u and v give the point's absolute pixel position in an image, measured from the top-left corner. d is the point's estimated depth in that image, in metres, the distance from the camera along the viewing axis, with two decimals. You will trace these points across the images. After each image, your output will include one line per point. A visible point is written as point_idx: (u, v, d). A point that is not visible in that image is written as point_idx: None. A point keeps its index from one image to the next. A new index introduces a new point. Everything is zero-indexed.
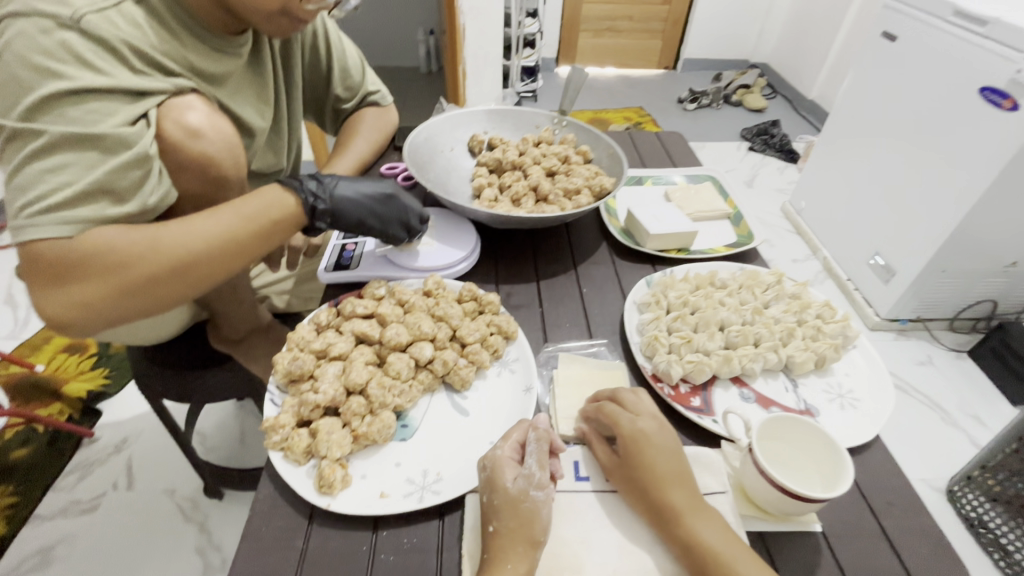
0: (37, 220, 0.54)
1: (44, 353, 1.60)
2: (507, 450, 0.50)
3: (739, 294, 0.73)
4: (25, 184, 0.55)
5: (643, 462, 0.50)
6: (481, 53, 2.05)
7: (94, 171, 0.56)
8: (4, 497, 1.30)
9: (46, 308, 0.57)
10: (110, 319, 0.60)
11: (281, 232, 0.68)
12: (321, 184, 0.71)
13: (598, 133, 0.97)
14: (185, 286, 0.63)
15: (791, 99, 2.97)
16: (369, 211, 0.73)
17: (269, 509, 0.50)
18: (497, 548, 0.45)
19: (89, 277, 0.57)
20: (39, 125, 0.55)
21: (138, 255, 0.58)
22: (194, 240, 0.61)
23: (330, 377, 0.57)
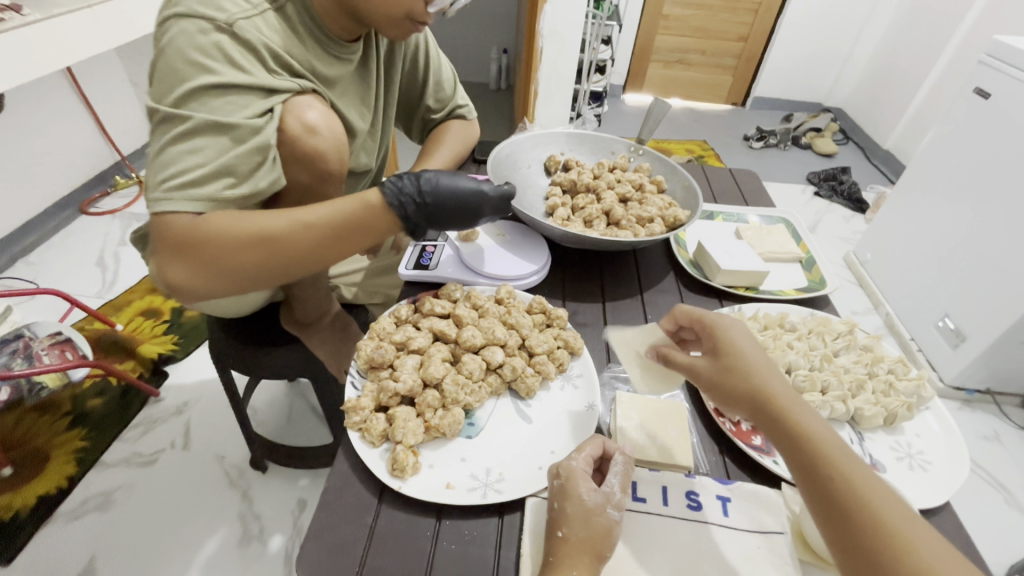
0: (171, 194, 0.61)
1: (125, 313, 1.75)
2: (580, 465, 0.52)
3: (809, 339, 0.72)
4: (165, 162, 0.62)
5: (727, 346, 0.53)
6: (555, 75, 2.11)
7: (222, 155, 0.62)
8: (78, 441, 1.42)
9: (170, 274, 0.64)
10: (219, 291, 0.67)
11: (375, 234, 0.70)
12: (417, 195, 0.71)
13: (674, 164, 0.99)
14: (289, 270, 0.67)
15: (864, 147, 2.89)
16: (461, 214, 0.75)
17: (342, 485, 0.54)
18: (564, 553, 0.46)
19: (204, 256, 0.62)
20: (186, 112, 0.62)
21: (244, 241, 0.63)
22: (301, 231, 0.65)
23: (409, 368, 0.61)
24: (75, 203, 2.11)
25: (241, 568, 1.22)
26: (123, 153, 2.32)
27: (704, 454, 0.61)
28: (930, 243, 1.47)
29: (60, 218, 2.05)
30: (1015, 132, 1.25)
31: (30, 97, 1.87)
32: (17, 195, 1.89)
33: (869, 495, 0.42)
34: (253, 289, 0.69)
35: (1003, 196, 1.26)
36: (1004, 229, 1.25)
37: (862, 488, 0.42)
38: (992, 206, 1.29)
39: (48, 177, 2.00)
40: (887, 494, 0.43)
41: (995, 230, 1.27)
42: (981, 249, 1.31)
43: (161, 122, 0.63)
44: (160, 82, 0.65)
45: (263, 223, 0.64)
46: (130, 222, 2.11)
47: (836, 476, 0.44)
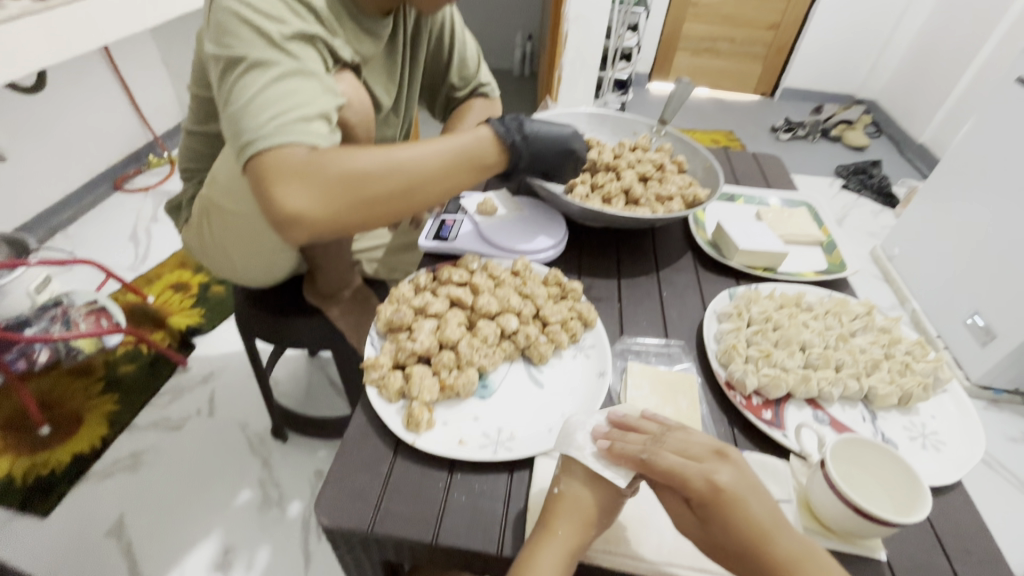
0: (288, 127, 0.60)
1: (156, 286, 1.82)
2: (588, 440, 0.51)
3: (825, 319, 0.72)
4: (265, 101, 0.60)
5: (738, 511, 0.45)
6: (579, 61, 2.10)
7: (320, 99, 0.64)
8: (110, 404, 1.49)
9: (286, 207, 0.61)
10: (335, 226, 0.64)
11: (483, 173, 0.73)
12: (524, 132, 0.75)
13: (696, 145, 0.98)
14: (400, 205, 0.67)
15: (897, 140, 2.80)
16: (555, 161, 0.78)
17: (360, 437, 0.56)
18: (558, 508, 0.48)
19: (326, 180, 0.61)
20: (275, 57, 0.62)
21: (373, 170, 0.64)
22: (417, 165, 0.67)
23: (427, 330, 0.63)
24: (110, 180, 2.19)
25: (261, 531, 1.27)
26: (156, 133, 2.39)
27: (712, 426, 0.61)
28: (961, 238, 1.43)
29: (96, 194, 2.13)
30: None
31: (70, 76, 1.94)
32: (57, 170, 1.97)
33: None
34: (359, 230, 0.67)
35: None
36: None
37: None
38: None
39: (86, 154, 2.08)
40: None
41: None
42: (1014, 243, 1.27)
43: (243, 68, 0.61)
44: (226, 31, 0.63)
45: (382, 155, 0.65)
46: (162, 199, 2.18)
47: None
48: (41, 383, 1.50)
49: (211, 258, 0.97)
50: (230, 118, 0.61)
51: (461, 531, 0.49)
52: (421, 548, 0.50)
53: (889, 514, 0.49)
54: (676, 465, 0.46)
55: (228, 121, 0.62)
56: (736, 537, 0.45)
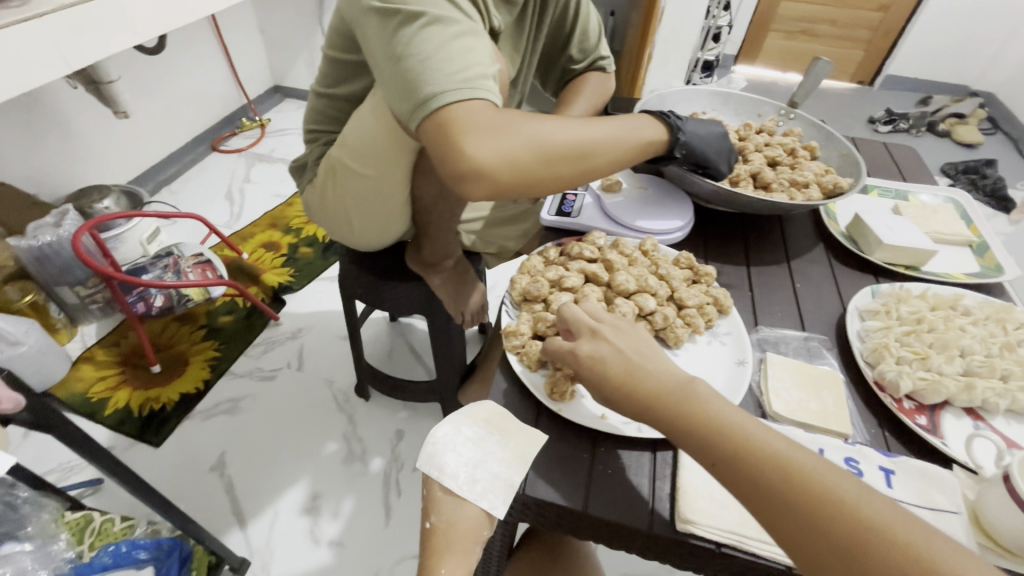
0: (475, 83, 0.60)
1: (250, 244, 1.94)
2: (461, 466, 0.51)
3: (986, 325, 0.66)
4: (445, 57, 0.60)
5: (598, 366, 0.50)
6: (672, 39, 2.01)
7: (488, 58, 0.65)
8: (212, 351, 1.61)
9: (476, 158, 0.60)
10: (515, 183, 0.63)
11: (649, 152, 0.72)
12: (687, 119, 0.75)
13: (831, 131, 0.92)
14: (571, 170, 0.65)
15: (1017, 138, 2.53)
16: (718, 151, 0.77)
17: (503, 401, 0.58)
18: (437, 544, 0.50)
19: (510, 135, 0.61)
20: (451, 14, 0.63)
21: (554, 131, 0.63)
22: (588, 130, 0.66)
23: (565, 304, 0.63)
24: (208, 141, 2.32)
25: (346, 483, 1.34)
26: (249, 98, 2.50)
27: (862, 426, 0.59)
28: None
29: (196, 153, 2.26)
30: None
31: (180, 40, 2.05)
32: (165, 130, 2.10)
33: (805, 472, 0.41)
34: (528, 193, 0.65)
35: None
36: None
37: (808, 473, 0.41)
38: None
39: (190, 115, 2.21)
40: (874, 493, 0.40)
41: None
42: None
43: (421, 24, 0.61)
44: None
45: (556, 120, 0.65)
46: (254, 161, 2.29)
47: (779, 474, 0.41)
48: (153, 326, 1.64)
49: (331, 218, 1.01)
50: (406, 72, 0.61)
51: (603, 505, 0.49)
52: (564, 515, 0.50)
53: None
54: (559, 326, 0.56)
55: (405, 75, 0.61)
56: (611, 395, 0.49)
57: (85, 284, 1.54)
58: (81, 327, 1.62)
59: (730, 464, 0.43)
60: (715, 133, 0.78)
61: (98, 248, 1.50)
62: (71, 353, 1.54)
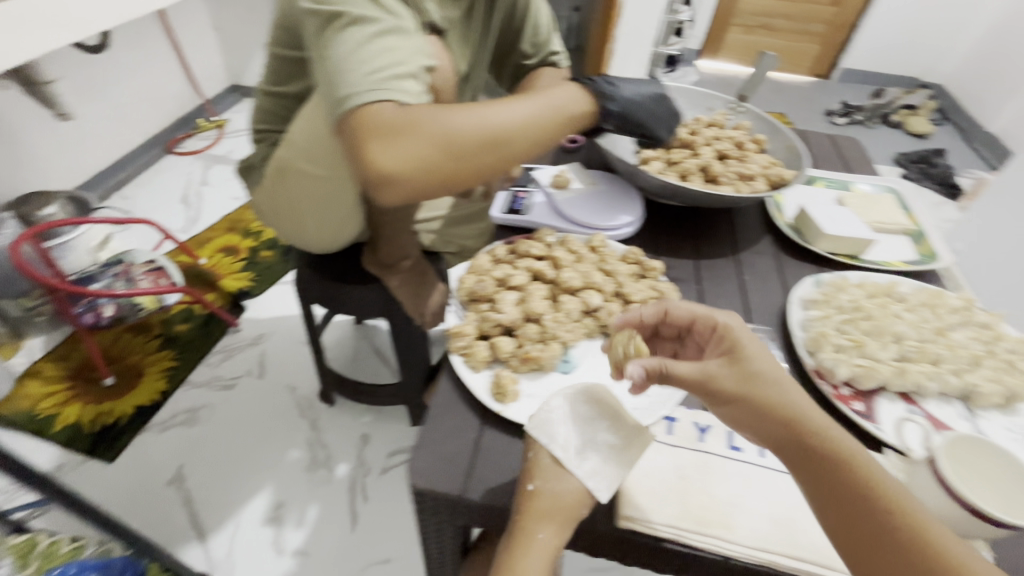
0: (388, 83, 0.58)
1: (207, 249, 1.87)
2: (571, 437, 0.50)
3: (920, 311, 0.68)
4: (362, 57, 0.59)
5: (747, 352, 0.47)
6: (633, 34, 2.02)
7: (414, 58, 0.62)
8: (169, 361, 1.55)
9: (389, 163, 0.59)
10: (434, 181, 0.63)
11: (568, 129, 0.72)
12: (619, 86, 0.75)
13: (777, 124, 0.94)
14: (491, 161, 0.65)
15: (964, 128, 2.64)
16: (656, 117, 0.77)
17: (447, 404, 0.57)
18: (536, 508, 0.46)
19: (422, 135, 0.60)
20: (374, 13, 0.60)
21: (467, 123, 0.62)
22: (506, 117, 0.65)
23: (511, 302, 0.62)
24: (162, 143, 2.23)
25: (310, 491, 1.31)
26: (205, 97, 2.42)
27: None
28: None
29: (150, 156, 2.18)
30: None
31: (127, 38, 1.96)
32: (114, 132, 2.02)
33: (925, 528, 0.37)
34: (451, 187, 0.65)
35: None
36: None
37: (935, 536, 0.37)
38: None
39: (141, 116, 2.12)
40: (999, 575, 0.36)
41: None
42: None
43: (340, 24, 0.60)
44: None
45: (471, 109, 0.63)
46: (212, 162, 2.22)
47: (928, 548, 0.37)
48: (105, 338, 1.57)
49: (282, 221, 0.98)
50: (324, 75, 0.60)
51: None
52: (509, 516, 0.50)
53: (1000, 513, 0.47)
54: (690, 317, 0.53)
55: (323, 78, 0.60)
56: (745, 378, 0.45)
57: (28, 296, 1.50)
58: (27, 338, 1.53)
59: (865, 505, 0.39)
60: (652, 95, 0.78)
61: (40, 257, 1.42)
62: (15, 368, 1.46)
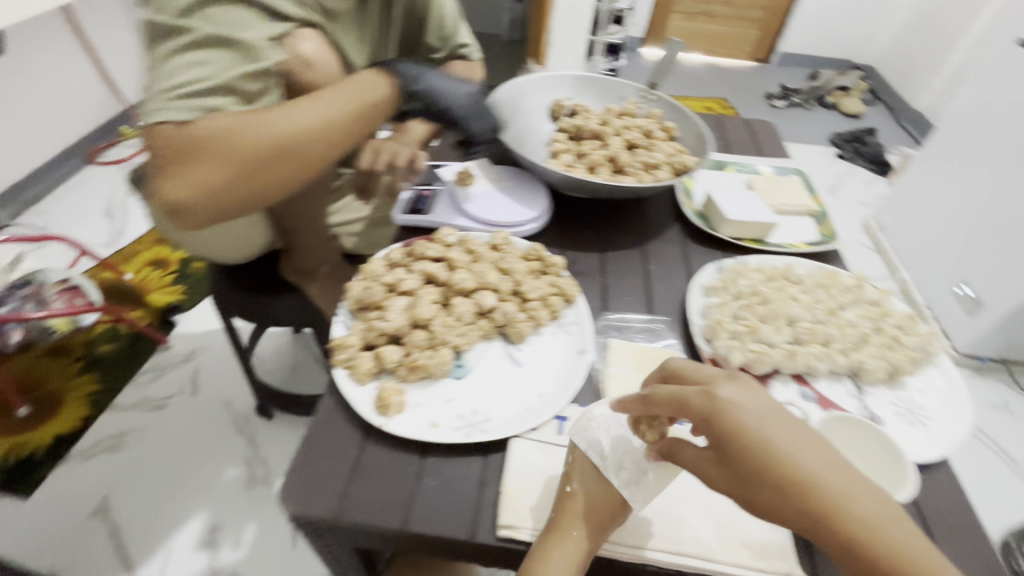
0: (170, 102, 0.54)
1: (135, 262, 1.73)
2: (615, 451, 0.48)
3: (814, 292, 0.69)
4: (165, 74, 0.55)
5: (746, 437, 0.38)
6: (569, 24, 2.01)
7: (227, 72, 0.57)
8: (90, 385, 1.43)
9: (171, 193, 0.54)
10: (233, 203, 0.57)
11: (377, 118, 0.64)
12: (424, 68, 0.67)
13: (686, 111, 0.94)
14: (287, 168, 0.58)
15: (894, 107, 2.74)
16: (466, 109, 0.68)
17: (329, 421, 0.54)
18: (568, 508, 0.46)
19: (199, 156, 0.54)
20: (188, 23, 0.56)
21: (250, 132, 0.55)
22: (293, 115, 0.58)
23: (398, 309, 0.60)
24: (80, 153, 2.09)
25: (247, 510, 1.26)
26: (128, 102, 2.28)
27: None
28: None
29: (67, 167, 2.04)
30: None
31: (28, 41, 1.82)
32: (22, 143, 1.88)
33: None
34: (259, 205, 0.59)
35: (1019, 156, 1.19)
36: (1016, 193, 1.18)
37: None
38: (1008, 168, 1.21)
39: (53, 125, 1.98)
40: None
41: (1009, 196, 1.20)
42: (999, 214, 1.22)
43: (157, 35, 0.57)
44: None
45: (252, 116, 0.56)
46: None
47: None
48: (18, 363, 1.41)
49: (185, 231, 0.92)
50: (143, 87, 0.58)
51: (431, 518, 0.48)
52: (388, 535, 0.48)
53: None
54: (674, 392, 0.42)
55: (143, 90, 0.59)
56: (756, 469, 0.38)
57: None
58: None
59: None
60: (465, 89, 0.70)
61: None
62: None
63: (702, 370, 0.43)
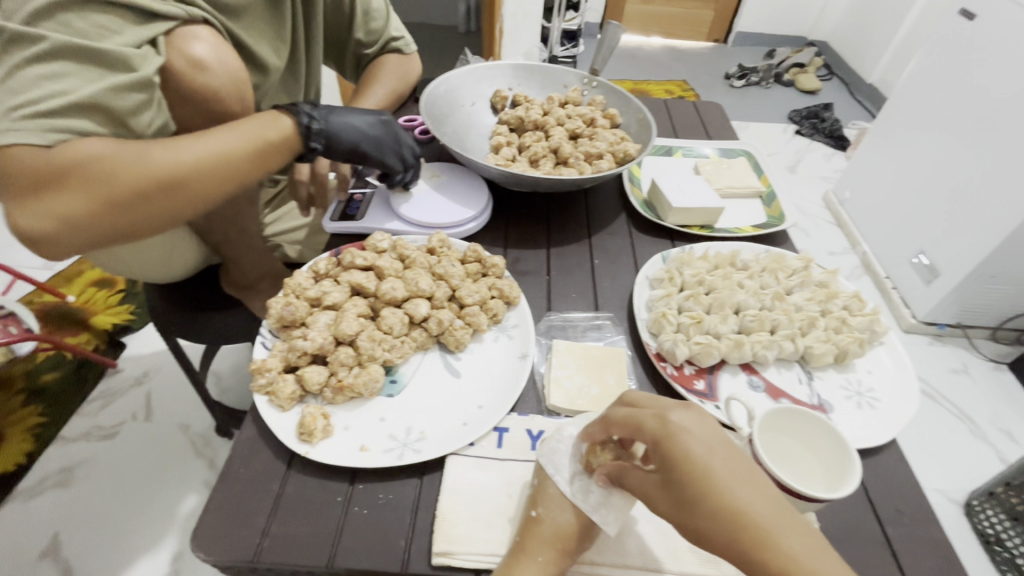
0: (19, 123, 0.48)
1: (77, 284, 1.45)
2: (577, 474, 0.45)
3: (761, 277, 0.67)
4: (12, 88, 0.49)
5: (690, 461, 0.36)
6: (520, 11, 1.96)
7: (88, 87, 0.51)
8: (34, 416, 1.19)
9: (26, 223, 0.50)
10: (100, 236, 0.54)
11: (277, 158, 0.62)
12: (324, 106, 0.66)
13: (629, 96, 0.91)
14: (167, 207, 0.55)
15: (848, 82, 2.77)
16: (375, 142, 0.69)
17: (248, 453, 0.50)
18: (534, 536, 0.43)
19: (61, 188, 0.50)
20: (38, 31, 0.49)
21: (123, 167, 0.52)
22: (179, 154, 0.55)
23: (321, 325, 0.56)
24: None
25: None
26: None
27: None
28: None
29: None
30: (981, 57, 1.17)
31: None
32: None
33: None
34: (131, 239, 0.56)
35: (963, 124, 1.19)
36: (964, 160, 1.19)
37: None
38: (954, 136, 1.22)
39: None
40: None
41: (957, 163, 1.20)
42: (946, 182, 1.23)
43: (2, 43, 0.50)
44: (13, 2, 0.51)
45: (128, 149, 0.53)
46: None
47: None
48: None
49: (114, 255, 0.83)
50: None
51: (360, 553, 0.44)
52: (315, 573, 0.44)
53: (820, 491, 0.45)
54: (629, 416, 0.41)
55: None
56: (692, 492, 0.36)
57: None
58: None
59: None
60: (373, 120, 0.70)
61: None
62: None
63: (658, 398, 0.42)
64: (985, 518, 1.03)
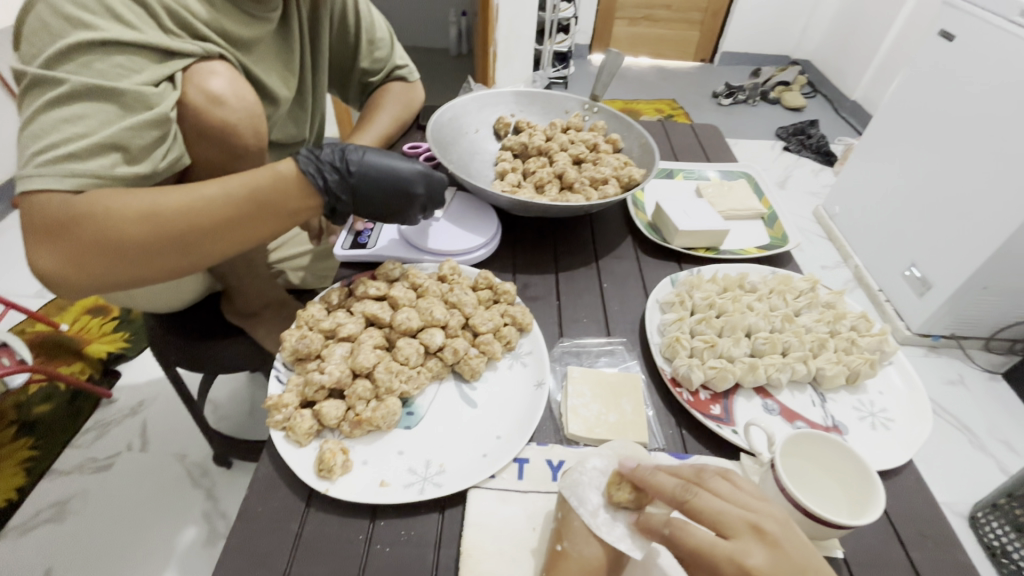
0: (42, 169, 0.48)
1: (72, 312, 1.44)
2: (603, 503, 0.45)
3: (770, 299, 0.68)
4: (36, 132, 0.49)
5: None
6: (513, 35, 1.99)
7: (107, 127, 0.51)
8: (25, 450, 1.17)
9: (42, 265, 0.51)
10: (112, 281, 0.54)
11: (295, 216, 0.62)
12: (353, 172, 0.64)
13: (630, 121, 0.93)
14: (179, 259, 0.56)
15: (831, 99, 2.85)
16: (403, 205, 0.68)
17: (266, 490, 0.49)
18: (560, 571, 0.42)
19: (76, 237, 0.50)
20: (60, 74, 0.50)
21: (138, 219, 0.52)
22: (195, 209, 0.55)
23: (338, 357, 0.56)
24: None
25: None
26: None
27: (661, 429, 0.57)
28: None
29: None
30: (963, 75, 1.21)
31: None
32: None
33: None
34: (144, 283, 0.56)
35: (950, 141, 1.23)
36: (953, 175, 1.21)
37: None
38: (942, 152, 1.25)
39: None
40: None
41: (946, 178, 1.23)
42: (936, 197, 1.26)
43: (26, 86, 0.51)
44: (36, 45, 0.52)
45: (145, 200, 0.52)
46: None
47: None
48: None
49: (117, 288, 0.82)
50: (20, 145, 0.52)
51: None
52: None
53: (842, 517, 0.46)
54: (704, 545, 0.39)
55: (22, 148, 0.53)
56: None
57: None
58: None
59: None
60: (404, 178, 0.67)
61: None
62: None
63: (726, 517, 0.39)
64: (988, 530, 1.03)
